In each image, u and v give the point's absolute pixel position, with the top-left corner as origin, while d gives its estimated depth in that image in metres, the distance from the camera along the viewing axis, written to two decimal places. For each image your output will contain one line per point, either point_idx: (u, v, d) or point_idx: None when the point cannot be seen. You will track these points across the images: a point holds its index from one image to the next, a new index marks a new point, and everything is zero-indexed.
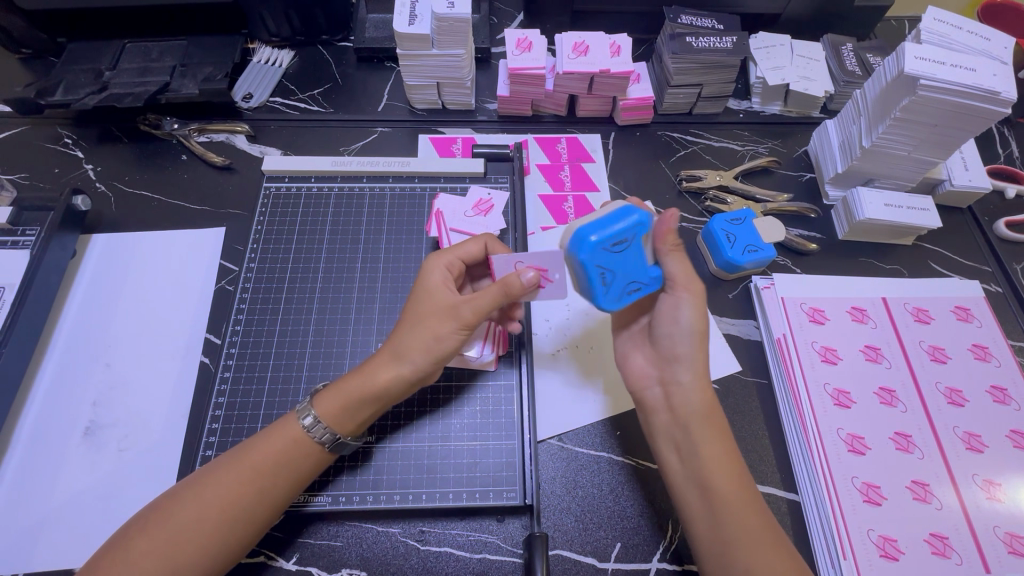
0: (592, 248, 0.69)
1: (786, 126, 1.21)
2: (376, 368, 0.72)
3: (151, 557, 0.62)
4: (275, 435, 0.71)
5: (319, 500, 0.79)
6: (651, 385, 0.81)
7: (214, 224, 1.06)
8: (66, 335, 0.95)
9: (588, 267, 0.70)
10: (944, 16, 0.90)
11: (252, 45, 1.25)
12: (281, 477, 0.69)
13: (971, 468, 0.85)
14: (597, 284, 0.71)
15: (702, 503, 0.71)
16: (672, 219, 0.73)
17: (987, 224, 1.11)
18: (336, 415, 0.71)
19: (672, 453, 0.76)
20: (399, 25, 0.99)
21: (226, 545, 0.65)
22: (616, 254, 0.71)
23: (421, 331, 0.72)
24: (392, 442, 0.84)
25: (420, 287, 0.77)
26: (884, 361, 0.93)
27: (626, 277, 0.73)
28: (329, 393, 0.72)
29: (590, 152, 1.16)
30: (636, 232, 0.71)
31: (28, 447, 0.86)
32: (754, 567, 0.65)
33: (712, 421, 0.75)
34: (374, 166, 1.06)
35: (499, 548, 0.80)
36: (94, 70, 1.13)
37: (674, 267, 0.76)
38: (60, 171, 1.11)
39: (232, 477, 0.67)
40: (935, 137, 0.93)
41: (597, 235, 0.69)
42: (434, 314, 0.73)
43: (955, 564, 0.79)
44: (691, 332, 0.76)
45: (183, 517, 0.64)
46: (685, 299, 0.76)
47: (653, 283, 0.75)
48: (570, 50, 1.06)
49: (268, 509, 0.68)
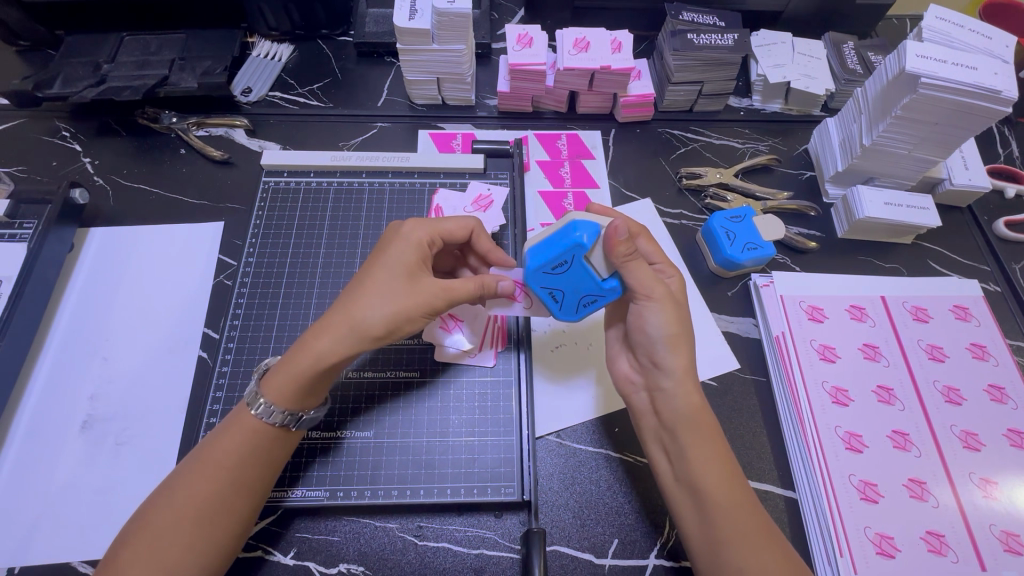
0: (532, 273, 0.77)
1: (787, 124, 1.21)
2: (329, 348, 0.70)
3: (137, 565, 0.62)
4: (234, 429, 0.70)
5: (292, 494, 0.79)
6: (637, 390, 0.82)
7: (213, 218, 1.06)
8: (63, 329, 0.95)
9: (536, 289, 0.79)
10: (947, 15, 0.89)
11: (251, 38, 1.24)
12: (252, 465, 0.69)
13: (968, 466, 0.85)
14: (548, 299, 0.80)
15: (693, 503, 0.72)
16: (618, 230, 0.71)
17: (986, 224, 1.11)
18: (292, 399, 0.70)
19: (662, 454, 0.77)
20: (400, 20, 0.98)
21: (216, 541, 0.66)
22: (559, 275, 0.77)
23: (389, 305, 0.71)
24: (358, 434, 0.83)
25: (396, 252, 0.75)
26: (883, 359, 0.93)
27: (578, 293, 0.79)
28: (275, 377, 0.70)
29: (591, 148, 1.16)
30: (576, 252, 0.74)
31: (25, 441, 0.86)
32: (745, 567, 0.65)
33: (700, 422, 0.74)
34: (374, 161, 1.05)
35: (496, 543, 0.80)
36: (92, 62, 1.12)
37: (630, 277, 0.75)
38: (58, 164, 1.10)
39: (201, 476, 0.67)
40: (936, 135, 0.93)
41: (533, 263, 0.76)
42: (407, 291, 0.72)
43: (952, 561, 0.79)
44: (663, 339, 0.76)
45: (163, 523, 0.64)
46: (652, 308, 0.76)
47: (610, 294, 0.78)
48: (571, 46, 1.06)
49: (244, 499, 0.68)
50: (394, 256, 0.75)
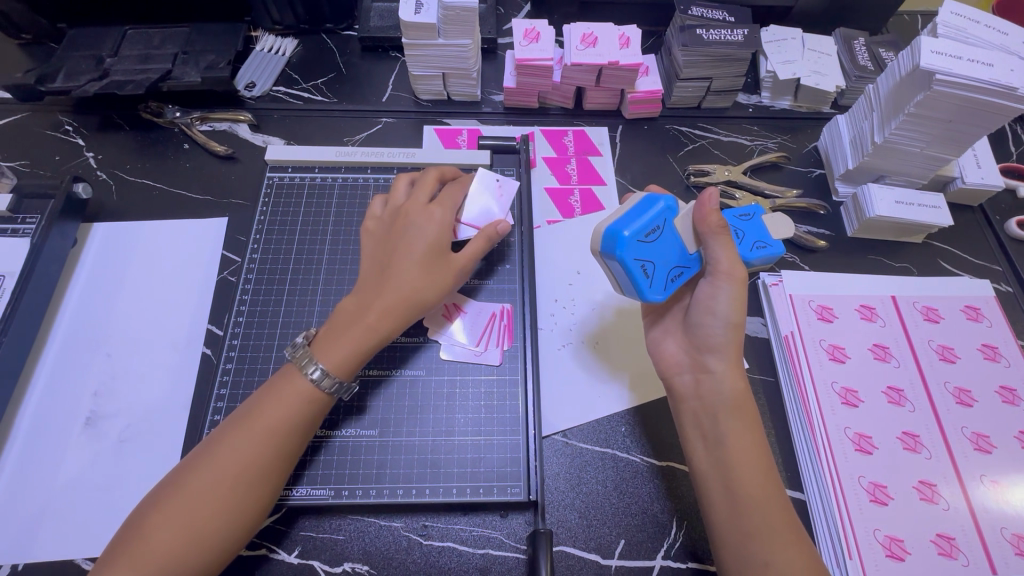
0: (629, 244, 0.70)
1: (796, 121, 1.20)
2: (387, 322, 0.76)
3: (171, 527, 0.62)
4: (281, 395, 0.70)
5: (290, 493, 0.78)
6: (681, 372, 0.81)
7: (216, 214, 1.05)
8: (66, 325, 0.94)
9: (630, 262, 0.71)
10: (963, 10, 0.87)
11: (255, 32, 1.22)
12: (295, 435, 0.70)
13: (979, 468, 0.84)
14: (641, 276, 0.72)
15: (725, 492, 0.71)
16: (712, 198, 0.74)
17: (998, 223, 1.09)
18: (351, 365, 0.73)
19: (699, 442, 0.76)
20: (406, 14, 0.98)
21: (249, 509, 0.66)
22: (651, 244, 0.73)
23: (438, 280, 0.79)
24: (358, 432, 0.82)
25: (431, 232, 0.80)
26: (893, 360, 0.92)
27: (666, 265, 0.75)
28: (330, 344, 0.73)
29: (598, 144, 1.15)
30: (665, 217, 0.74)
31: (28, 438, 0.85)
32: (773, 560, 0.65)
33: (742, 410, 0.75)
34: (379, 157, 1.04)
35: (502, 543, 0.79)
36: (95, 56, 1.11)
37: (718, 251, 0.75)
38: (60, 159, 1.09)
39: (247, 440, 0.67)
40: (947, 133, 0.92)
41: (630, 231, 0.70)
42: (448, 263, 0.80)
43: (962, 564, 0.78)
44: (727, 322, 0.76)
45: (204, 489, 0.64)
46: (725, 287, 0.75)
47: (691, 266, 0.78)
48: (578, 41, 1.04)
49: (283, 468, 0.69)
50: (431, 235, 0.80)
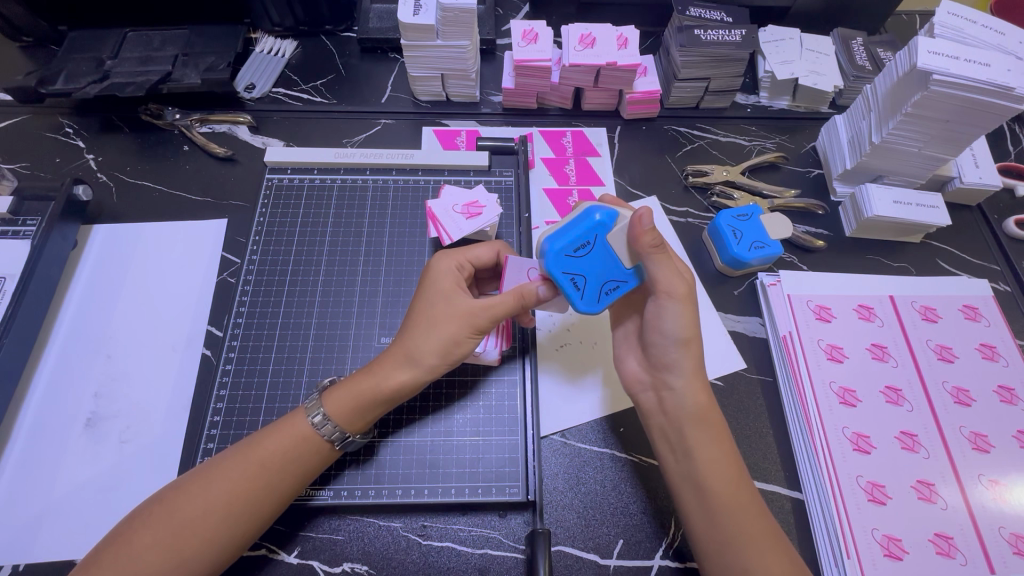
0: (555, 257, 0.72)
1: (794, 121, 1.20)
2: (388, 371, 0.73)
3: (158, 548, 0.63)
4: (283, 431, 0.72)
5: (323, 493, 0.79)
6: (643, 389, 0.82)
7: (216, 216, 1.06)
8: (67, 327, 0.95)
9: (556, 275, 0.73)
10: (959, 9, 0.87)
11: (254, 34, 1.23)
12: (290, 474, 0.70)
13: (977, 467, 0.85)
14: (570, 289, 0.74)
15: (698, 503, 0.71)
16: (645, 218, 0.68)
17: (996, 222, 1.10)
18: (345, 416, 0.72)
19: (667, 455, 0.77)
20: (404, 16, 0.98)
21: (232, 539, 0.66)
22: (582, 258, 0.73)
23: (436, 334, 0.73)
24: (402, 435, 0.83)
25: (432, 286, 0.78)
26: (892, 359, 0.93)
27: (600, 278, 0.74)
28: (335, 391, 0.73)
29: (596, 145, 1.15)
30: (598, 233, 0.72)
31: (29, 439, 0.86)
32: (752, 566, 0.66)
33: (706, 421, 0.75)
34: (378, 158, 1.05)
35: (500, 543, 0.79)
36: (96, 59, 1.12)
37: (656, 270, 0.72)
38: (61, 161, 1.10)
39: (242, 473, 0.68)
40: (945, 133, 0.92)
41: (557, 244, 0.72)
42: (450, 314, 0.74)
43: (960, 564, 0.78)
44: (677, 339, 0.76)
45: (189, 510, 0.65)
46: (670, 306, 0.75)
47: (630, 281, 0.75)
48: (576, 42, 1.05)
49: (272, 504, 0.69)
50: (433, 287, 0.78)
